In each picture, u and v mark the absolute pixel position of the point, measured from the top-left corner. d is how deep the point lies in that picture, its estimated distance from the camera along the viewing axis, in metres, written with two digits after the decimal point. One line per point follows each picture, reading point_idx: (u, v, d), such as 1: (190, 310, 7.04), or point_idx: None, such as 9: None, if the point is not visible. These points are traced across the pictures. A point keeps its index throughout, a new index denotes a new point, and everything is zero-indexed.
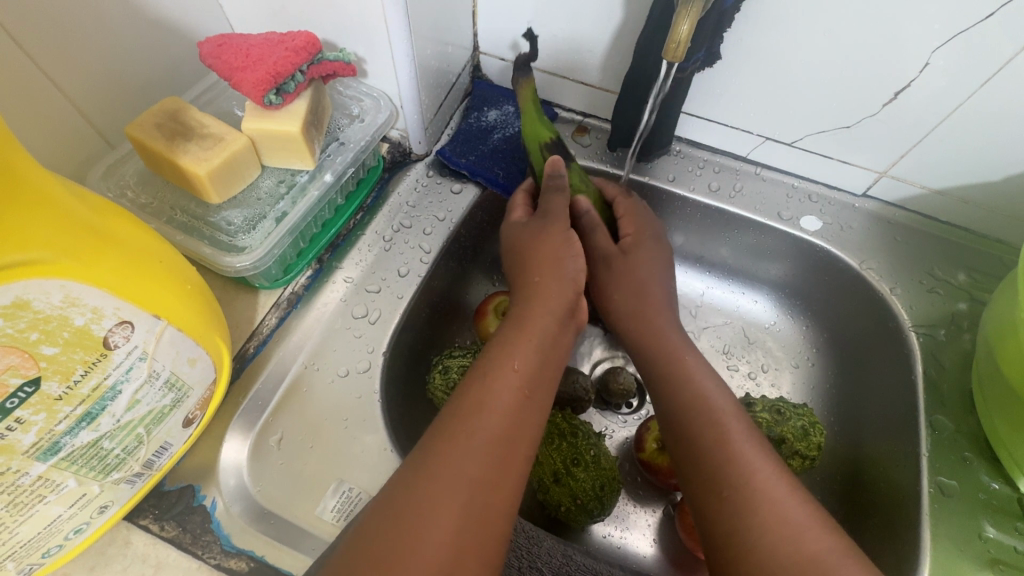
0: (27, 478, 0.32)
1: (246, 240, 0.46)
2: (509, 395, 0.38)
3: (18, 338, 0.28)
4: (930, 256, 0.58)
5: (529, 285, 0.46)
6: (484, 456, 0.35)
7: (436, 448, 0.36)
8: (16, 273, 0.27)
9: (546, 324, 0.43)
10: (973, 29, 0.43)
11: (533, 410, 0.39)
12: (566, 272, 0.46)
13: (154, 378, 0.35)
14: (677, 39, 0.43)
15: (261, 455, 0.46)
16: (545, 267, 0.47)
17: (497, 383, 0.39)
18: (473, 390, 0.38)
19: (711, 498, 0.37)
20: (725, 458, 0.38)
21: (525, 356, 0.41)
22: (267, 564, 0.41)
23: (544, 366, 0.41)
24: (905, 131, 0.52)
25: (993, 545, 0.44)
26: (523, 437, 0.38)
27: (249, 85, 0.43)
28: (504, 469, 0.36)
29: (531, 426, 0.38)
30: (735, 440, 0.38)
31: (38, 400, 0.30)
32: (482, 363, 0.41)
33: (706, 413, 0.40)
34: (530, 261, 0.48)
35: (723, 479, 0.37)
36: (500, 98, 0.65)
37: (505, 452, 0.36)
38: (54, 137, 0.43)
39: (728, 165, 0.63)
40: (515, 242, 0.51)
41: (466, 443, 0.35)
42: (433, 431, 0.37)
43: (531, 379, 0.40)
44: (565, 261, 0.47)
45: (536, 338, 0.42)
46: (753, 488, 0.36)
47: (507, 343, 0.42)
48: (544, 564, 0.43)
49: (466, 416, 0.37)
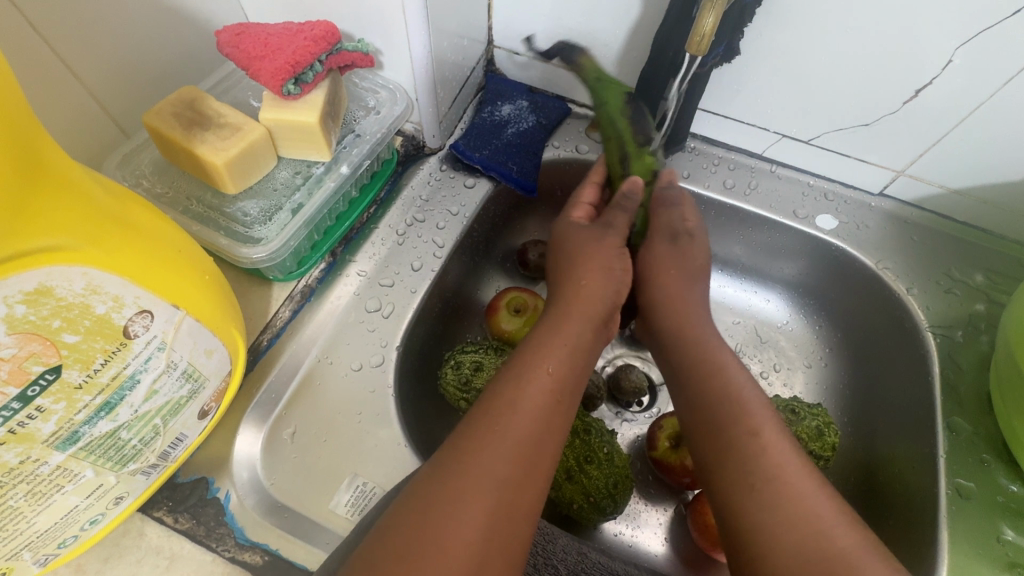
0: (45, 468, 0.31)
1: (262, 232, 0.45)
2: (540, 397, 0.38)
3: (40, 325, 0.27)
4: (947, 257, 0.57)
5: (570, 288, 0.46)
6: (513, 456, 0.35)
7: (465, 445, 0.35)
8: (39, 259, 0.26)
9: (581, 329, 0.43)
10: (998, 26, 0.43)
11: (563, 413, 0.39)
12: (611, 281, 0.46)
13: (172, 368, 0.35)
14: (701, 32, 0.43)
15: (274, 449, 0.45)
16: (590, 271, 0.46)
17: (529, 384, 0.39)
18: (506, 389, 0.38)
19: (739, 491, 0.36)
20: (757, 452, 0.37)
21: (558, 359, 0.41)
22: (281, 557, 0.40)
23: (576, 372, 0.41)
24: (924, 130, 0.52)
25: (1011, 548, 0.44)
26: (551, 439, 0.37)
27: (267, 74, 0.42)
28: (531, 470, 0.35)
29: (560, 430, 0.38)
30: (766, 433, 0.38)
31: (58, 388, 0.30)
32: (515, 363, 0.40)
33: (735, 404, 0.40)
34: (573, 263, 0.48)
35: (753, 472, 0.36)
36: (513, 92, 0.64)
37: (535, 454, 0.36)
38: (70, 126, 0.43)
39: (742, 163, 0.62)
40: (565, 241, 0.50)
41: (497, 441, 0.35)
42: (463, 429, 0.37)
43: (563, 382, 0.40)
44: (615, 270, 0.47)
45: (571, 343, 0.42)
46: (782, 483, 0.35)
47: (542, 345, 0.41)
48: (560, 562, 0.42)
49: (495, 414, 0.37)
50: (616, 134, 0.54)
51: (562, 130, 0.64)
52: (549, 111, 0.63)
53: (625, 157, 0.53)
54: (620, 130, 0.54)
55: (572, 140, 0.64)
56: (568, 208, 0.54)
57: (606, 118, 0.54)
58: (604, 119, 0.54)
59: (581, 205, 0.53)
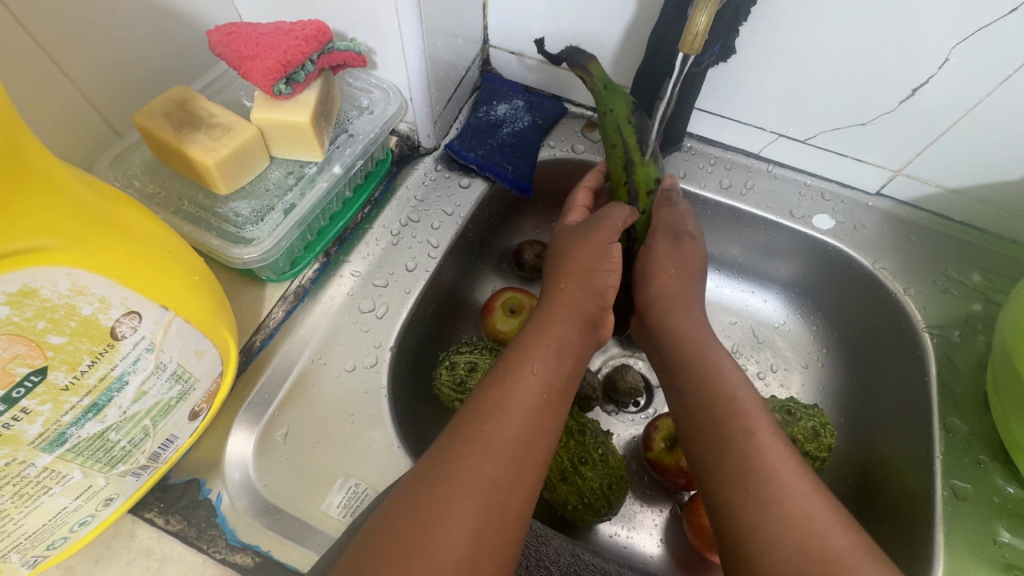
0: (32, 470, 0.31)
1: (254, 232, 0.45)
2: (529, 399, 0.38)
3: (24, 327, 0.27)
4: (945, 257, 0.57)
5: (560, 290, 0.46)
6: (502, 457, 0.35)
7: (455, 447, 0.35)
8: (23, 261, 0.26)
9: (570, 331, 0.43)
10: (994, 25, 0.43)
11: (553, 415, 0.39)
12: (599, 284, 0.46)
13: (161, 370, 0.35)
14: (694, 31, 0.43)
15: (266, 449, 0.45)
16: (579, 273, 0.46)
17: (517, 385, 0.38)
18: (495, 391, 0.38)
19: (736, 490, 0.36)
20: (752, 451, 0.37)
21: (546, 360, 0.40)
22: (272, 559, 0.40)
23: (565, 373, 0.41)
24: (921, 129, 0.51)
25: (1007, 550, 0.43)
26: (541, 441, 0.37)
27: (258, 74, 0.42)
28: (522, 472, 0.35)
29: (549, 431, 0.38)
30: (762, 433, 0.38)
31: (44, 390, 0.29)
32: (503, 365, 0.40)
33: (732, 404, 0.40)
34: (563, 267, 0.47)
35: (750, 471, 0.36)
36: (509, 92, 0.64)
37: (524, 455, 0.36)
38: (61, 126, 0.43)
39: (739, 162, 0.62)
40: (560, 242, 0.50)
41: (486, 444, 0.35)
42: (453, 429, 0.36)
43: (552, 384, 0.40)
44: (598, 273, 0.46)
45: (560, 345, 0.42)
46: (780, 483, 0.35)
47: (530, 347, 0.41)
48: (552, 564, 0.42)
49: (484, 416, 0.37)
50: (623, 141, 0.51)
51: (558, 130, 0.64)
52: (545, 111, 0.63)
53: (630, 164, 0.51)
54: (627, 137, 0.51)
55: (568, 140, 0.63)
56: (564, 211, 0.54)
57: (614, 125, 0.51)
58: (610, 125, 0.52)
59: (577, 209, 0.54)
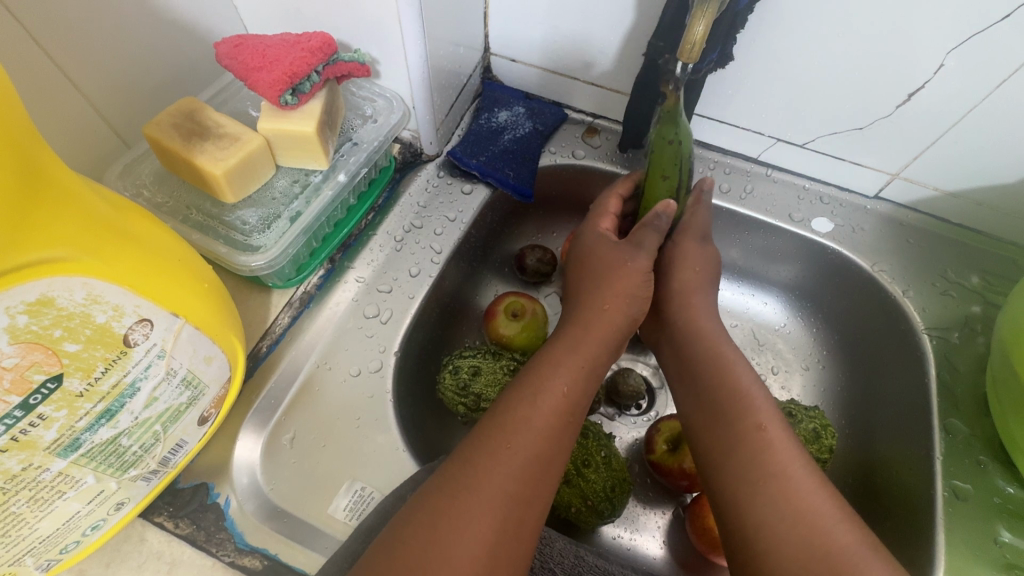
0: (47, 475, 0.32)
1: (260, 239, 0.46)
2: (553, 416, 0.38)
3: (42, 335, 0.28)
4: (943, 259, 0.58)
5: (589, 307, 0.46)
6: (522, 472, 0.35)
7: (477, 458, 0.36)
8: (40, 271, 0.27)
9: (594, 350, 0.44)
10: (987, 31, 0.43)
11: (572, 433, 0.39)
12: (633, 306, 0.46)
13: (171, 376, 0.35)
14: (691, 40, 0.43)
15: (273, 454, 0.46)
16: (607, 291, 0.47)
17: (543, 401, 0.39)
18: (520, 405, 0.39)
19: (744, 487, 0.37)
20: (761, 448, 0.38)
21: (573, 379, 0.41)
22: (281, 563, 0.41)
23: (586, 391, 0.42)
24: (919, 133, 0.52)
25: (1008, 550, 0.44)
26: (560, 458, 0.38)
27: (265, 85, 0.43)
28: (540, 487, 0.36)
29: (566, 447, 0.39)
30: (771, 430, 0.38)
31: (60, 396, 0.30)
32: (530, 379, 0.41)
33: (742, 403, 0.40)
34: (596, 283, 0.48)
35: (758, 468, 0.37)
36: (510, 99, 0.65)
37: (543, 471, 0.36)
38: (72, 137, 0.44)
39: (739, 166, 0.62)
40: (591, 255, 0.50)
41: (509, 457, 0.36)
42: (475, 439, 0.37)
43: (574, 403, 0.40)
44: (636, 296, 0.47)
45: (586, 363, 0.42)
46: (788, 480, 0.36)
47: (557, 362, 0.42)
48: (556, 565, 0.42)
49: (510, 431, 0.37)
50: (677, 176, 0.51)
51: (560, 136, 0.65)
52: (546, 117, 0.64)
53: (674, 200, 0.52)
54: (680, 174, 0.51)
55: (569, 145, 0.64)
56: (595, 217, 0.54)
57: (675, 159, 0.50)
58: (670, 157, 0.50)
59: (607, 216, 0.54)
